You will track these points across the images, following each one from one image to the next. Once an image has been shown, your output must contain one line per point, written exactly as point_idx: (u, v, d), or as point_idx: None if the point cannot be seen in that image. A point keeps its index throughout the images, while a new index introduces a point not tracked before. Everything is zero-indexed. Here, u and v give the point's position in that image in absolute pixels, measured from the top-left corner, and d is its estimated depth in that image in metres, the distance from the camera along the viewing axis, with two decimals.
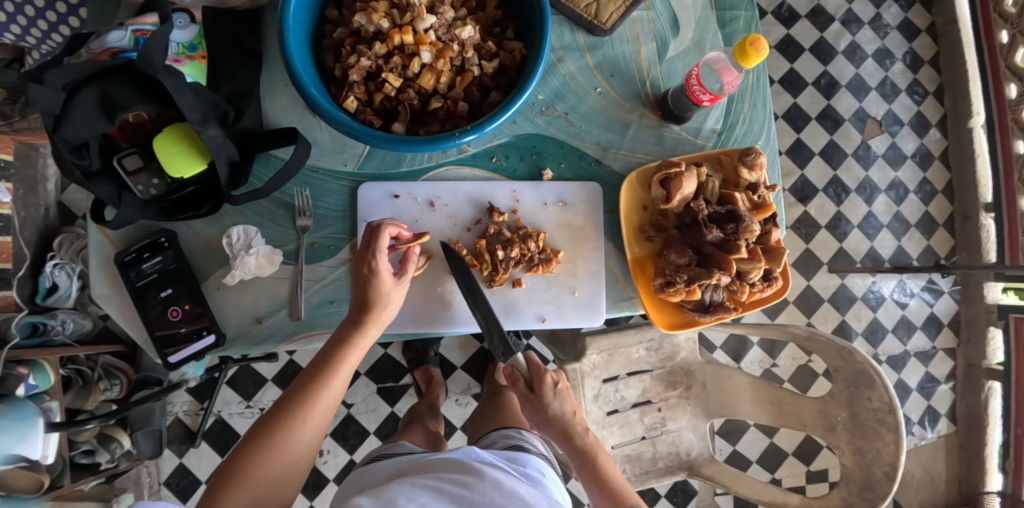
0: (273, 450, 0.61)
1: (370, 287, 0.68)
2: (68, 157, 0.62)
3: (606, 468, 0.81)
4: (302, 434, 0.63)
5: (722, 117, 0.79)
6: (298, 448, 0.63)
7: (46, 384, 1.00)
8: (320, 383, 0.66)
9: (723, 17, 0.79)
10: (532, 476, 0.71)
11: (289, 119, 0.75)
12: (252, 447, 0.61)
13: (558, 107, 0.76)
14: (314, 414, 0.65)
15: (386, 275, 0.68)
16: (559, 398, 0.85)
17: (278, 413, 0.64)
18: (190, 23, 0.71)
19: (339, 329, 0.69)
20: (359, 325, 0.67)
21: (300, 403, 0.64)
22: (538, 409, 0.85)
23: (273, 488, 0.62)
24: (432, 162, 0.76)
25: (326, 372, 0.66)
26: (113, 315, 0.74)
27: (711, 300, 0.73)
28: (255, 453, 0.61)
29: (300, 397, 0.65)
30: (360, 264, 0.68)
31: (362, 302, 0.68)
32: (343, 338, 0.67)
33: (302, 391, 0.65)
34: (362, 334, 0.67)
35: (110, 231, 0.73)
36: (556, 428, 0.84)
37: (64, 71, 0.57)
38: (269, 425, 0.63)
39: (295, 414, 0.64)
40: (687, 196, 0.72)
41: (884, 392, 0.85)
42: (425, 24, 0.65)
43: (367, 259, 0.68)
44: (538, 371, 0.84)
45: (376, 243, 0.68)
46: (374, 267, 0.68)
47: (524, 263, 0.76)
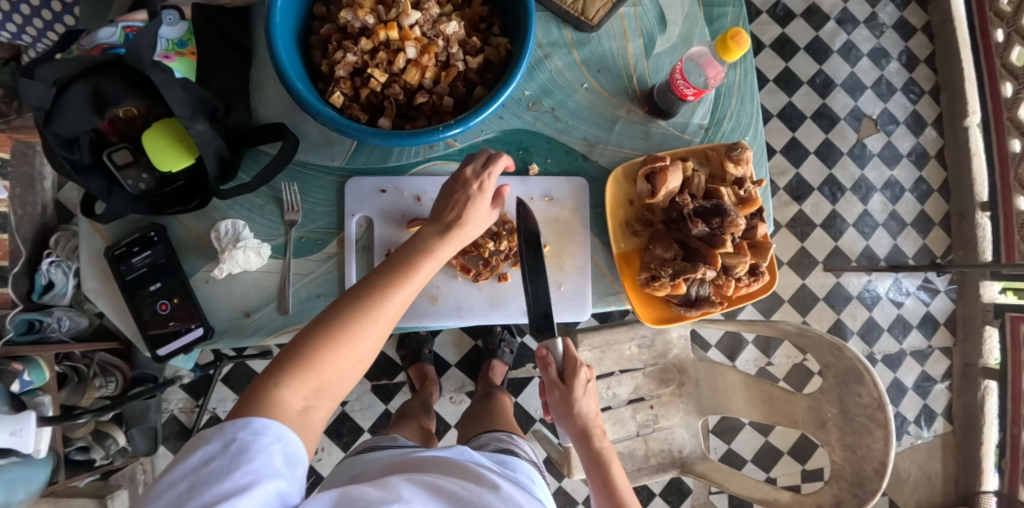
0: (348, 342, 0.52)
1: (468, 203, 0.65)
2: (59, 151, 0.63)
3: (616, 476, 0.79)
4: (375, 330, 0.54)
5: (710, 112, 0.79)
6: (367, 347, 0.54)
7: (40, 380, 1.01)
8: (404, 277, 0.57)
9: (711, 13, 0.79)
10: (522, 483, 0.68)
11: (278, 114, 0.75)
12: (325, 333, 0.52)
13: (545, 103, 0.76)
14: (388, 311, 0.55)
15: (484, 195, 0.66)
16: (585, 399, 0.82)
17: (360, 296, 0.54)
18: (179, 20, 0.72)
19: (417, 236, 0.63)
20: (445, 236, 0.63)
21: (378, 294, 0.55)
22: (563, 403, 0.82)
23: (331, 384, 0.52)
24: (419, 157, 0.76)
25: (407, 271, 0.58)
26: (104, 309, 0.75)
27: (697, 294, 0.74)
28: (325, 341, 0.52)
29: (384, 284, 0.56)
30: (467, 180, 0.66)
31: (450, 216, 0.64)
32: (427, 245, 0.61)
33: (380, 283, 0.56)
34: (443, 247, 0.62)
35: (101, 225, 0.74)
36: (573, 424, 0.82)
37: (54, 67, 0.58)
38: (344, 313, 0.53)
39: (373, 307, 0.54)
40: (672, 191, 0.73)
41: (873, 387, 0.85)
42: (410, 20, 0.65)
43: (480, 172, 0.66)
44: (573, 363, 0.81)
45: (495, 167, 0.66)
46: (485, 185, 0.66)
47: (511, 257, 0.77)
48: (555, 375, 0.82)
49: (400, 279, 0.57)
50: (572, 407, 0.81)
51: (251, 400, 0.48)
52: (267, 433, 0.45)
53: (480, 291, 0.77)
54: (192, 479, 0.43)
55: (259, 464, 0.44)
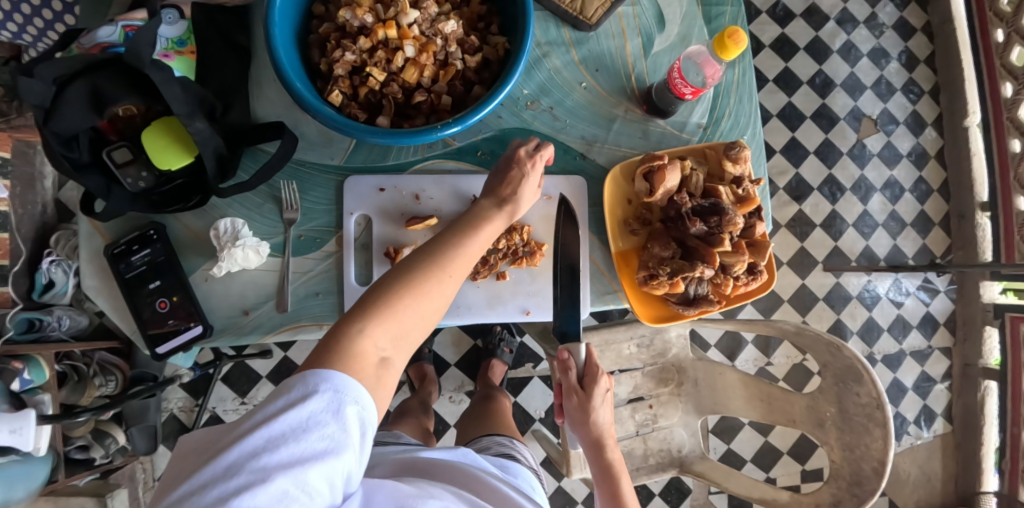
0: (426, 293, 0.52)
1: (521, 181, 0.67)
2: (57, 149, 0.63)
3: (624, 489, 0.80)
4: (450, 283, 0.54)
5: (708, 111, 0.79)
6: (441, 300, 0.54)
7: (41, 379, 1.01)
8: (469, 237, 0.58)
9: (709, 13, 0.79)
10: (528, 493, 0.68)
11: (277, 113, 0.76)
12: (406, 280, 0.52)
13: (543, 101, 0.77)
14: (460, 266, 0.56)
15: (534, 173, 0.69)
16: (601, 410, 0.82)
17: (432, 250, 0.55)
18: (179, 19, 0.72)
19: (475, 207, 0.64)
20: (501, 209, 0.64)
21: (450, 250, 0.56)
22: (580, 410, 0.82)
23: (408, 333, 0.52)
24: (418, 155, 0.77)
25: (471, 235, 0.59)
26: (103, 307, 0.75)
27: (695, 293, 0.74)
28: (405, 288, 0.51)
29: (452, 242, 0.57)
30: (517, 160, 0.68)
31: (505, 193, 0.66)
32: (486, 216, 0.63)
33: (450, 240, 0.57)
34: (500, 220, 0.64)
35: (100, 223, 0.74)
36: (586, 433, 0.83)
37: (54, 65, 0.58)
38: (422, 262, 0.54)
39: (447, 260, 0.55)
40: (670, 189, 0.73)
41: (872, 387, 0.86)
42: (408, 19, 0.65)
43: (530, 153, 0.69)
44: (597, 373, 0.80)
45: (545, 151, 0.69)
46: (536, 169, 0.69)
47: (508, 256, 0.77)
48: (576, 382, 0.81)
49: (467, 241, 0.58)
50: (588, 416, 0.82)
51: (334, 343, 0.47)
52: (347, 392, 0.45)
53: (477, 290, 0.77)
54: (269, 433, 0.41)
55: (336, 427, 0.43)
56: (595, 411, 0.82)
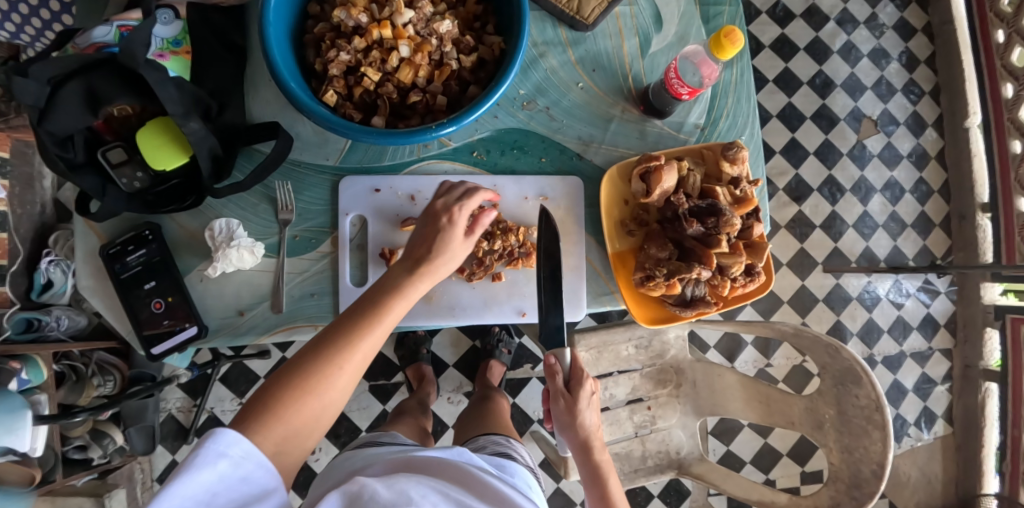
0: (310, 390, 0.51)
1: (438, 237, 0.64)
2: (52, 149, 0.63)
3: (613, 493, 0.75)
4: (340, 375, 0.53)
5: (706, 112, 0.79)
6: (336, 392, 0.53)
7: (39, 379, 1.01)
8: (369, 319, 0.56)
9: (707, 13, 0.79)
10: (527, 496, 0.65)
11: (272, 112, 0.75)
12: (286, 382, 0.51)
13: (539, 101, 0.76)
14: (355, 355, 0.54)
15: (455, 227, 0.65)
16: (587, 412, 0.77)
17: (322, 343, 0.54)
18: (174, 19, 0.72)
19: (387, 275, 0.62)
20: (415, 272, 0.61)
21: (341, 339, 0.54)
22: (567, 414, 0.76)
23: (297, 436, 0.50)
24: (414, 156, 0.76)
25: (373, 314, 0.57)
26: (98, 307, 0.75)
27: (692, 294, 0.73)
28: (285, 390, 0.50)
29: (348, 329, 0.55)
30: (437, 213, 0.66)
31: (420, 253, 0.63)
32: (396, 285, 0.60)
33: (345, 327, 0.55)
34: (414, 286, 0.61)
35: (96, 224, 0.74)
36: (570, 435, 0.77)
37: (49, 64, 0.58)
38: (308, 360, 0.53)
39: (336, 351, 0.53)
40: (667, 190, 0.72)
41: (871, 389, 0.85)
42: (403, 19, 0.65)
43: (450, 206, 0.66)
44: (582, 374, 0.75)
45: (467, 200, 0.66)
46: (454, 219, 0.65)
47: (505, 256, 0.76)
48: (560, 384, 0.75)
49: (369, 320, 0.56)
50: (574, 420, 0.76)
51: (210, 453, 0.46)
52: (253, 459, 0.46)
53: (473, 291, 0.76)
54: (183, 492, 0.43)
55: (246, 489, 0.45)
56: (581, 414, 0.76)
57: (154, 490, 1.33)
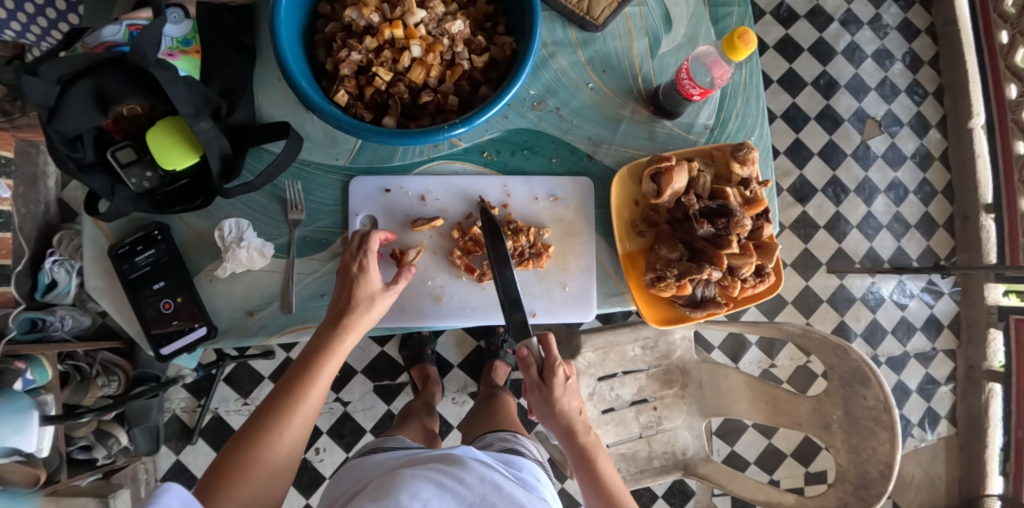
0: (253, 465, 0.58)
1: (354, 289, 0.68)
2: (61, 149, 0.63)
3: (604, 475, 0.75)
4: (278, 445, 0.60)
5: (715, 113, 0.79)
6: (280, 458, 0.60)
7: (44, 379, 1.00)
8: (300, 388, 0.63)
9: (716, 13, 0.79)
10: (526, 481, 0.71)
11: (282, 112, 0.75)
12: (228, 461, 0.58)
13: (549, 102, 0.76)
14: (290, 423, 0.61)
15: (371, 281, 0.68)
16: (568, 396, 0.77)
17: (260, 418, 0.61)
18: (184, 18, 0.70)
19: (317, 334, 0.67)
20: (340, 328, 0.66)
21: (275, 413, 0.61)
22: (547, 401, 0.77)
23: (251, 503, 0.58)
24: (424, 156, 0.76)
25: (304, 380, 0.63)
26: (106, 307, 0.74)
27: (702, 295, 0.73)
28: (229, 470, 0.57)
29: (283, 400, 0.62)
30: (346, 266, 0.69)
31: (341, 307, 0.67)
32: (322, 344, 0.65)
33: (278, 400, 0.62)
34: (341, 340, 0.66)
35: (105, 223, 0.74)
36: (554, 422, 0.78)
37: (58, 63, 0.58)
38: (245, 437, 0.59)
39: (271, 424, 0.60)
40: (678, 191, 0.72)
41: (879, 390, 0.85)
42: (415, 19, 0.65)
43: (356, 256, 0.69)
44: (555, 358, 0.76)
45: (367, 245, 0.69)
46: (363, 267, 0.68)
47: (515, 256, 0.76)
48: (536, 370, 0.76)
49: (302, 386, 0.63)
50: (555, 406, 0.77)
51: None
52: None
53: (484, 291, 0.77)
54: None
55: None
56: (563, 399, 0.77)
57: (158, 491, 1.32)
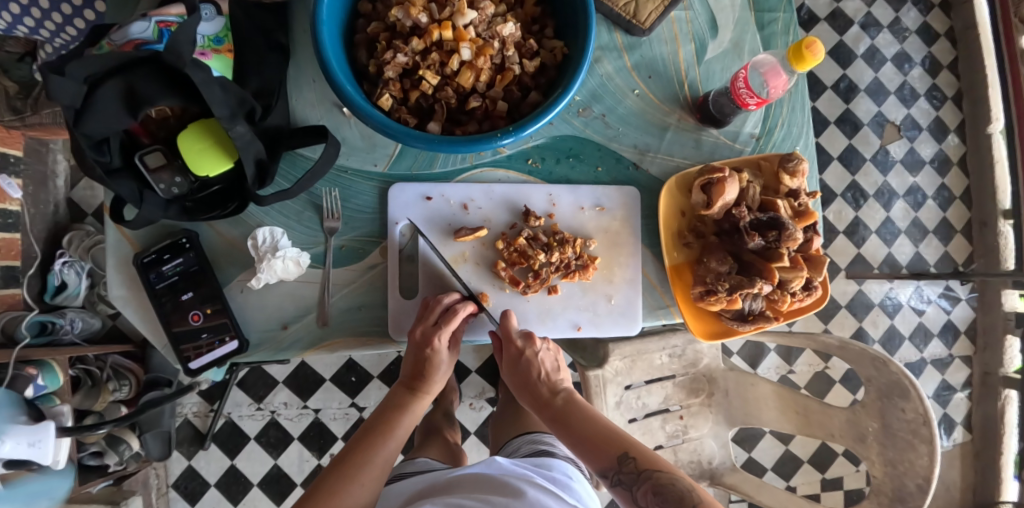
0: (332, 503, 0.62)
1: (431, 365, 0.73)
2: (89, 152, 0.59)
3: (588, 431, 0.68)
4: (359, 497, 0.63)
5: (761, 122, 0.76)
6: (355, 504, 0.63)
7: (55, 384, 0.96)
8: (379, 441, 0.68)
9: (762, 19, 0.77)
10: (560, 481, 0.68)
11: (317, 116, 0.72)
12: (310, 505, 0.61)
13: (595, 108, 0.74)
14: (369, 475, 0.65)
15: (444, 355, 0.73)
16: (530, 362, 0.74)
17: (340, 465, 0.65)
18: (216, 14, 0.66)
19: (389, 396, 0.74)
20: (416, 392, 0.74)
21: (358, 461, 0.65)
22: (516, 373, 0.75)
23: None
24: (466, 163, 0.74)
25: (384, 431, 0.69)
26: (132, 318, 0.71)
27: (751, 309, 0.72)
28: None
29: (358, 449, 0.67)
30: (422, 345, 0.71)
31: (417, 377, 0.74)
32: (399, 404, 0.73)
33: (360, 450, 0.66)
34: (416, 402, 0.74)
35: (129, 231, 0.70)
36: (529, 395, 0.76)
37: (86, 63, 0.53)
38: (332, 478, 0.63)
39: (354, 476, 0.64)
40: (728, 203, 0.70)
41: (919, 403, 0.83)
42: (465, 20, 0.63)
43: (431, 336, 0.70)
44: (507, 330, 0.73)
45: (450, 322, 0.70)
46: (437, 348, 0.71)
47: (561, 269, 0.74)
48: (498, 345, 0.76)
49: (382, 439, 0.68)
50: (522, 374, 0.74)
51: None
52: None
53: (528, 304, 0.75)
54: None
55: None
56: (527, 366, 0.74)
57: (169, 496, 1.29)
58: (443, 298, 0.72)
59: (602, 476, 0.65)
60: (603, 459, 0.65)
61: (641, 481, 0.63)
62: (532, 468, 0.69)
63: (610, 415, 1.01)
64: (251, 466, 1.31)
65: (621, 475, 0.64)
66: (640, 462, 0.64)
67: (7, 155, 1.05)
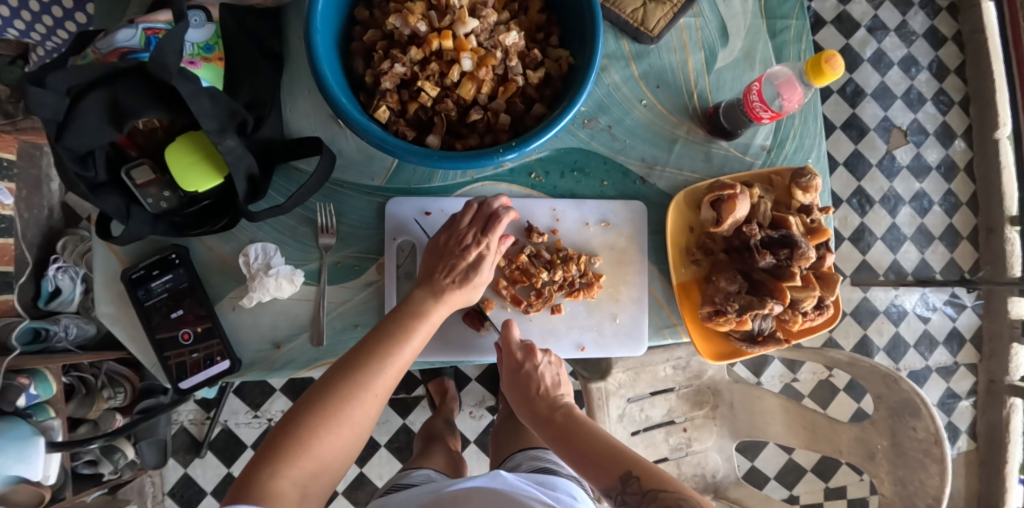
0: (340, 417, 0.56)
1: (457, 267, 0.66)
2: (72, 167, 0.56)
3: (587, 447, 0.62)
4: (370, 407, 0.58)
5: (772, 133, 0.74)
6: (363, 419, 0.58)
7: (48, 393, 0.92)
8: (394, 347, 0.61)
9: (775, 26, 0.74)
10: (564, 502, 0.63)
11: (311, 128, 0.69)
12: (314, 416, 0.56)
13: (601, 119, 0.71)
14: (383, 385, 0.59)
15: (485, 269, 0.68)
16: (531, 374, 0.70)
17: (348, 371, 0.58)
18: (206, 21, 0.64)
19: (409, 297, 0.65)
20: (438, 299, 0.65)
21: (372, 372, 0.59)
22: (517, 386, 0.71)
23: (325, 469, 0.56)
24: (466, 177, 0.71)
25: (399, 339, 0.61)
26: (120, 337, 0.68)
27: (760, 329, 0.69)
28: (322, 425, 0.55)
29: (371, 356, 0.59)
30: (463, 247, 0.67)
31: (445, 280, 0.66)
32: (419, 309, 0.64)
33: (375, 358, 0.59)
34: (434, 308, 0.65)
35: (118, 247, 0.68)
36: (529, 411, 0.71)
37: (67, 74, 0.50)
38: (342, 386, 0.57)
39: (367, 384, 0.58)
40: (739, 220, 0.67)
41: (931, 422, 0.80)
42: (466, 28, 0.60)
43: (479, 238, 0.67)
44: (508, 341, 0.70)
45: (497, 228, 0.67)
46: (484, 256, 0.67)
47: (564, 287, 0.72)
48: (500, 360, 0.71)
49: (398, 344, 0.61)
50: (521, 389, 0.70)
51: (246, 492, 0.51)
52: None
53: (530, 323, 0.73)
54: None
55: None
56: (528, 380, 0.70)
57: (165, 504, 1.27)
58: (492, 202, 0.68)
59: (606, 498, 0.58)
60: (605, 477, 0.58)
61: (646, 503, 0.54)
62: (536, 487, 0.65)
63: (613, 428, 0.98)
64: None
65: (627, 496, 0.56)
66: (645, 481, 0.56)
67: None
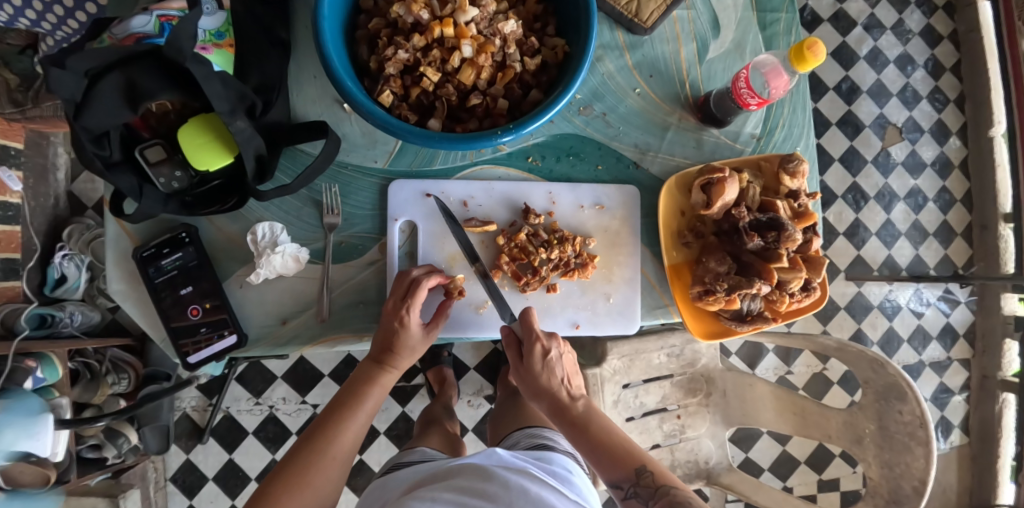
0: (299, 486, 0.63)
1: (393, 340, 0.68)
2: (88, 146, 0.57)
3: (605, 436, 0.67)
4: (329, 470, 0.65)
5: (762, 122, 0.76)
6: (324, 482, 0.65)
7: (54, 378, 0.94)
8: (347, 413, 0.68)
9: (765, 19, 0.76)
10: (559, 475, 0.66)
11: (317, 112, 0.73)
12: (281, 477, 0.63)
13: (596, 107, 0.74)
14: (339, 449, 0.66)
15: (415, 331, 0.69)
16: (552, 365, 0.71)
17: (308, 441, 0.66)
18: (218, 9, 0.66)
19: (359, 368, 0.71)
20: (385, 366, 0.70)
21: (327, 437, 0.66)
22: (531, 378, 0.72)
23: None
24: (466, 160, 0.74)
25: (351, 405, 0.68)
26: (131, 312, 0.71)
27: (749, 309, 0.72)
28: (284, 490, 0.62)
29: (328, 424, 0.67)
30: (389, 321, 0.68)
31: (381, 352, 0.69)
32: (366, 377, 0.69)
33: (330, 426, 0.67)
34: (384, 374, 0.70)
35: (129, 225, 0.70)
36: (545, 397, 0.71)
37: (87, 56, 0.53)
38: (303, 456, 0.64)
39: (325, 448, 0.65)
40: (728, 203, 0.70)
41: (916, 405, 0.82)
42: (466, 17, 0.63)
43: (399, 310, 0.67)
44: (529, 329, 0.71)
45: (412, 299, 0.67)
46: (406, 321, 0.68)
47: (560, 267, 0.75)
48: (514, 347, 0.73)
49: (348, 412, 0.68)
50: (541, 383, 0.71)
51: None
52: None
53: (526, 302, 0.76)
54: None
55: None
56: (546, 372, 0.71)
57: (167, 490, 1.29)
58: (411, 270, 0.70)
59: (617, 488, 0.65)
60: (620, 471, 0.65)
61: (658, 497, 0.62)
62: (532, 462, 0.67)
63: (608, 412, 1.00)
64: (249, 461, 1.31)
65: (639, 488, 0.64)
66: (657, 477, 0.64)
67: (10, 148, 1.05)
